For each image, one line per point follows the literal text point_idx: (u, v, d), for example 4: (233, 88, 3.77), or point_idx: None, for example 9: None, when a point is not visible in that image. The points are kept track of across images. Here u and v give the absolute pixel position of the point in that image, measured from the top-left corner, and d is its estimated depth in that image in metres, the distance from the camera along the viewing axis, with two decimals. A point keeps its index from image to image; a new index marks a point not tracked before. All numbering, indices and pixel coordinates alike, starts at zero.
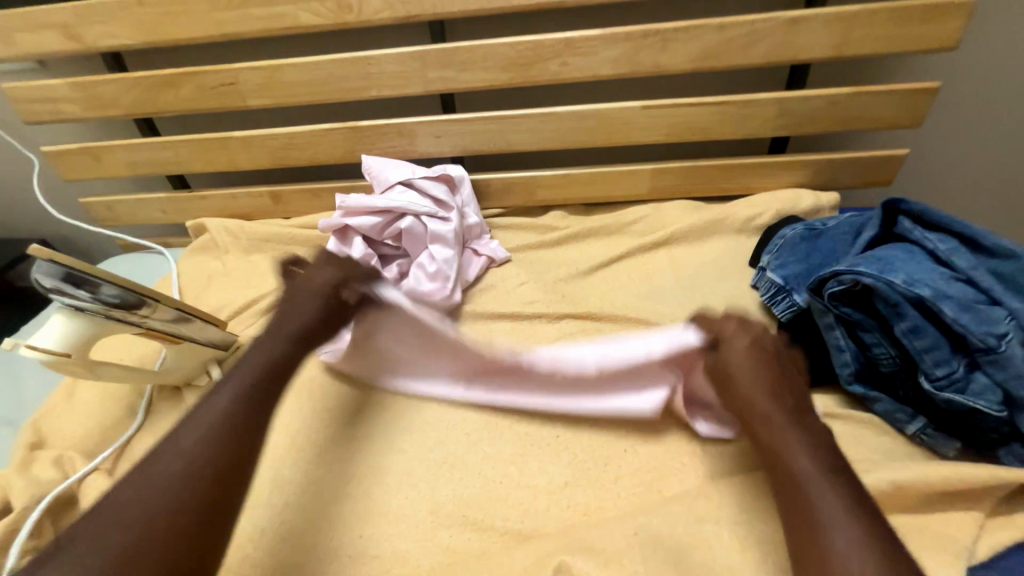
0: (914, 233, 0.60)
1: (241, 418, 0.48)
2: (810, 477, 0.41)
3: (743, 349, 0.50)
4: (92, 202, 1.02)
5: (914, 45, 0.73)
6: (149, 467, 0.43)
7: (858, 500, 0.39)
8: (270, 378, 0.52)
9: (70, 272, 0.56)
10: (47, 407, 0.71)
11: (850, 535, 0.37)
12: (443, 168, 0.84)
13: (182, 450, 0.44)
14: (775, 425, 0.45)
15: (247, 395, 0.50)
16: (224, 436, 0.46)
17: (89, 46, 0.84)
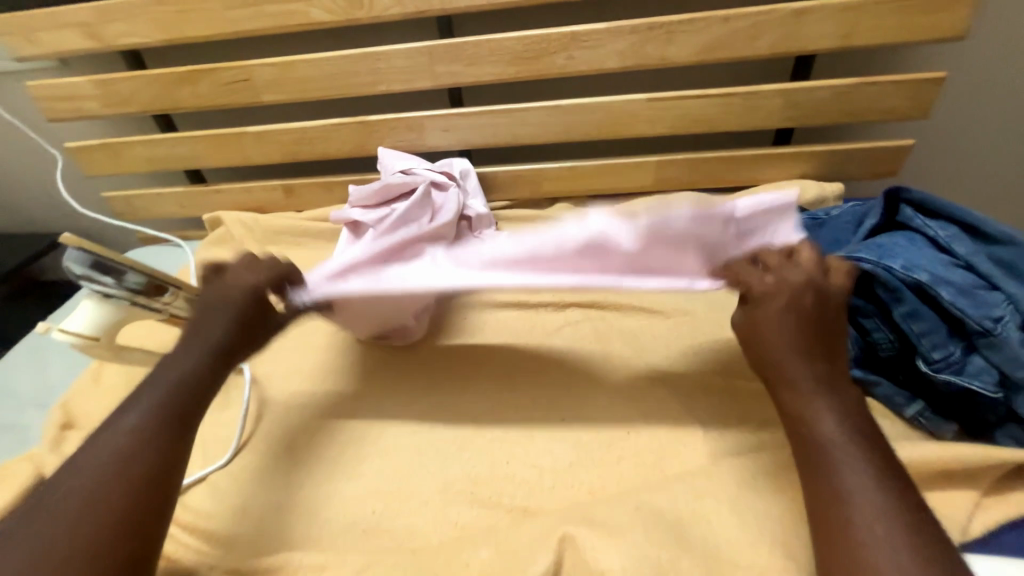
0: (915, 221, 0.60)
1: (151, 439, 0.47)
2: (841, 450, 0.43)
3: (778, 311, 0.49)
4: (112, 197, 1.06)
5: (920, 34, 0.73)
6: (67, 483, 0.44)
7: (883, 469, 0.42)
8: (197, 383, 0.52)
9: (97, 260, 0.59)
10: (74, 391, 0.75)
11: (875, 507, 0.39)
12: (450, 161, 0.86)
13: (106, 453, 0.45)
14: (809, 396, 0.46)
15: (172, 396, 0.50)
16: (145, 441, 0.47)
17: (110, 45, 0.87)
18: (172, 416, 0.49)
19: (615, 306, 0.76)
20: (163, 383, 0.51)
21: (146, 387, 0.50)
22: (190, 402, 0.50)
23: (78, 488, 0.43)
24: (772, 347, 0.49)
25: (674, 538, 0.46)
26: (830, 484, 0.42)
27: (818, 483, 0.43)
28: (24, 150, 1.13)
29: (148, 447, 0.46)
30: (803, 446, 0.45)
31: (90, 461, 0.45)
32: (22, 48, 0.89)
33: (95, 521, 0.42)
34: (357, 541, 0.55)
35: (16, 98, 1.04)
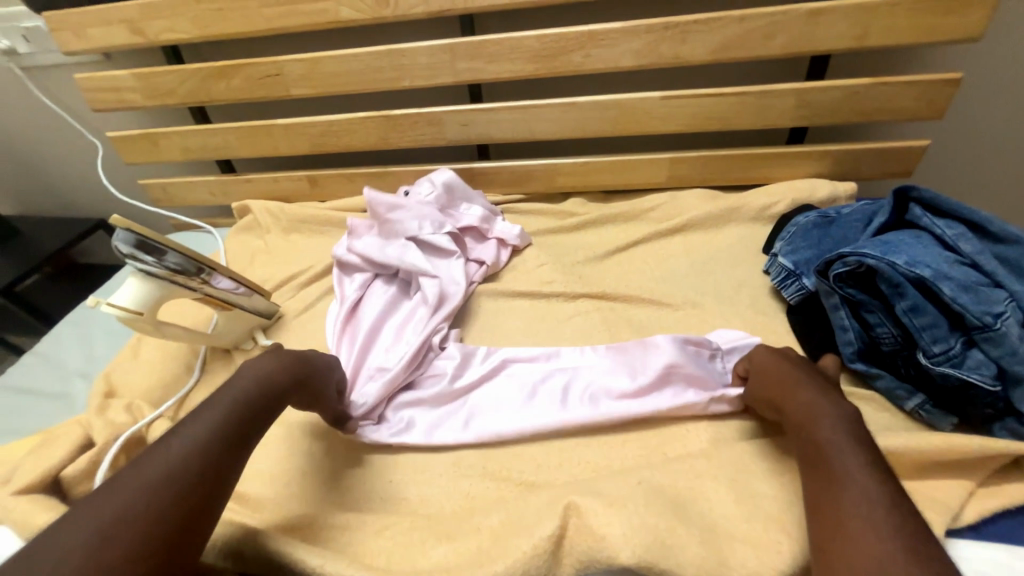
0: (923, 219, 0.61)
1: (243, 419, 0.49)
2: (835, 447, 0.46)
3: (771, 356, 0.57)
4: (149, 184, 1.12)
5: (936, 35, 0.74)
6: (160, 449, 0.44)
7: (874, 464, 0.44)
8: (265, 402, 0.52)
9: (140, 240, 0.64)
10: (116, 363, 0.81)
11: (865, 491, 0.42)
12: (431, 177, 0.90)
13: (172, 450, 0.44)
14: (808, 406, 0.51)
15: (241, 406, 0.50)
16: (212, 447, 0.45)
17: (152, 40, 0.92)
18: (238, 427, 0.48)
19: (624, 298, 0.78)
20: (229, 394, 0.51)
21: (217, 396, 0.50)
22: (255, 418, 0.50)
23: (134, 486, 0.40)
24: (778, 386, 0.55)
25: (673, 511, 0.49)
26: (824, 475, 0.45)
27: (817, 480, 0.46)
28: (68, 138, 1.20)
29: (211, 454, 0.44)
30: (804, 448, 0.48)
31: (152, 457, 0.43)
32: (72, 42, 0.95)
33: (148, 522, 0.39)
34: (376, 507, 0.58)
35: (63, 90, 1.11)
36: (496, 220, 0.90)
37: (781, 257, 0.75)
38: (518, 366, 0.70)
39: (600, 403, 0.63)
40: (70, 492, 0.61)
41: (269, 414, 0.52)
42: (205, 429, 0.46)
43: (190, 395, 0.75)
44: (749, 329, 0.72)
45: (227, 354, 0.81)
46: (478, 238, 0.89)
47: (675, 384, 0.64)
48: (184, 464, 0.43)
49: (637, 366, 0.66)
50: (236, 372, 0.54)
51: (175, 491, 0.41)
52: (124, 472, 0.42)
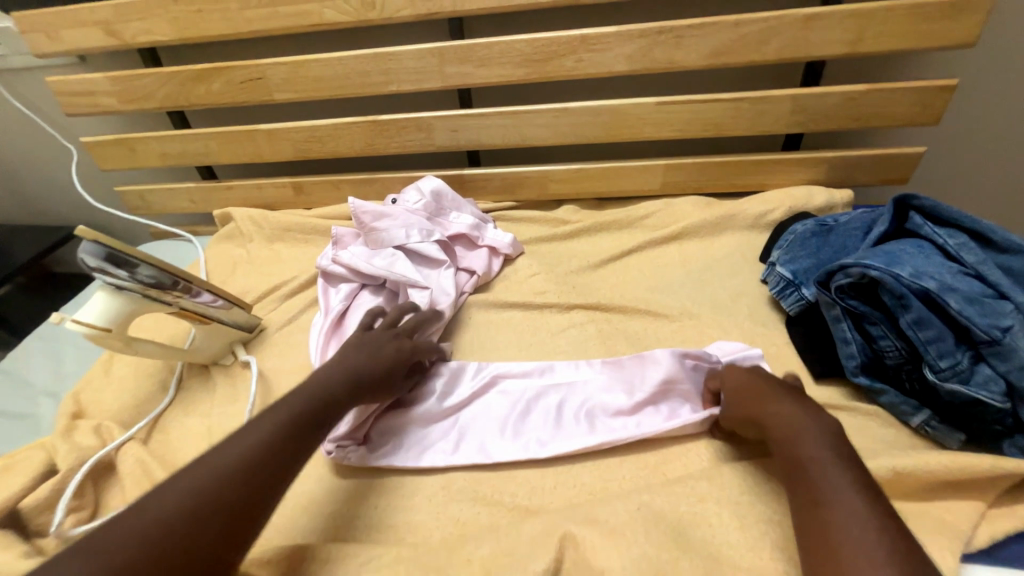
0: (924, 228, 0.60)
1: (300, 427, 0.50)
2: (820, 464, 0.44)
3: (744, 375, 0.56)
4: (126, 191, 1.08)
5: (931, 41, 0.73)
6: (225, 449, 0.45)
7: (862, 480, 0.42)
8: (317, 419, 0.52)
9: (111, 252, 0.60)
10: (86, 381, 0.76)
11: (854, 512, 0.40)
12: (417, 185, 0.87)
13: (218, 465, 0.44)
14: (791, 421, 0.49)
15: (294, 424, 0.50)
16: (259, 471, 0.45)
17: (127, 42, 0.88)
18: (287, 448, 0.48)
19: (620, 308, 0.76)
20: (287, 407, 0.51)
21: (274, 407, 0.51)
22: (306, 436, 0.50)
23: (184, 503, 0.41)
24: (757, 402, 0.53)
25: (674, 539, 0.47)
26: (812, 495, 0.43)
27: (802, 499, 0.43)
28: (42, 144, 1.15)
29: (256, 478, 0.44)
30: (787, 466, 0.46)
31: (203, 470, 0.43)
32: (44, 44, 0.91)
33: (189, 547, 0.39)
34: (360, 535, 0.55)
35: (36, 93, 1.06)
36: (485, 227, 0.87)
37: (779, 266, 0.73)
38: (507, 385, 0.67)
39: (596, 420, 0.62)
40: (31, 524, 0.57)
41: (322, 430, 0.52)
42: (256, 448, 0.46)
43: (165, 415, 0.72)
44: (747, 340, 0.70)
45: (204, 370, 0.77)
46: (467, 245, 0.86)
47: (672, 399, 0.62)
48: (232, 485, 0.43)
49: (632, 382, 0.65)
50: (304, 382, 0.55)
51: (217, 517, 0.41)
52: (174, 481, 0.42)
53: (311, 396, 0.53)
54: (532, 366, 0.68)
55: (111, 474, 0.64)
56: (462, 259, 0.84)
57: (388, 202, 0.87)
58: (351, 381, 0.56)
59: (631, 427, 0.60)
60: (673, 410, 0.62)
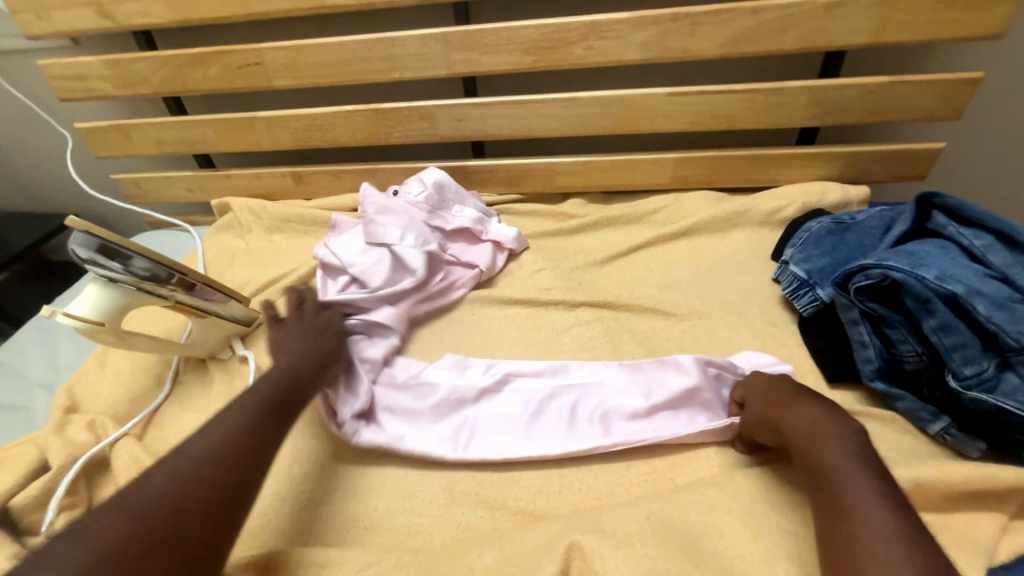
0: (948, 228, 0.58)
1: (271, 407, 0.51)
2: (845, 473, 0.42)
3: (763, 386, 0.55)
4: (121, 179, 1.05)
5: (959, 31, 0.69)
6: (196, 439, 0.46)
7: (889, 492, 0.40)
8: (291, 400, 0.54)
9: (103, 244, 0.58)
10: (80, 374, 0.75)
11: (882, 525, 0.38)
12: (419, 177, 0.84)
13: (193, 454, 0.44)
14: (814, 427, 0.47)
15: (269, 406, 0.51)
16: (241, 448, 0.46)
17: (120, 24, 0.85)
18: (265, 427, 0.49)
19: (627, 306, 0.74)
20: (258, 392, 0.53)
21: (243, 395, 0.52)
22: (283, 416, 0.52)
23: (166, 486, 0.41)
24: (779, 407, 0.51)
25: (685, 550, 0.45)
26: (835, 505, 0.41)
27: (825, 509, 0.41)
28: (36, 129, 1.12)
29: (239, 455, 0.45)
30: (810, 474, 0.45)
31: (178, 461, 0.43)
32: (35, 25, 0.88)
33: (183, 523, 0.39)
34: (359, 538, 0.54)
35: (28, 77, 1.03)
36: (491, 220, 0.85)
37: (793, 265, 0.71)
38: (515, 380, 0.66)
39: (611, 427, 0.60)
40: (24, 523, 0.56)
41: (296, 410, 0.54)
42: (234, 430, 0.47)
43: (161, 411, 0.70)
44: (758, 342, 0.68)
45: (201, 365, 0.76)
46: (471, 239, 0.84)
47: (691, 408, 0.60)
48: (211, 466, 0.43)
49: (651, 388, 0.62)
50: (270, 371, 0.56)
51: (207, 493, 0.42)
52: (150, 472, 0.42)
53: (280, 380, 0.55)
54: (546, 364, 0.67)
55: (105, 471, 0.62)
56: (464, 254, 0.82)
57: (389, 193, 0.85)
58: (311, 362, 0.59)
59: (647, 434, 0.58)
60: (690, 418, 0.59)
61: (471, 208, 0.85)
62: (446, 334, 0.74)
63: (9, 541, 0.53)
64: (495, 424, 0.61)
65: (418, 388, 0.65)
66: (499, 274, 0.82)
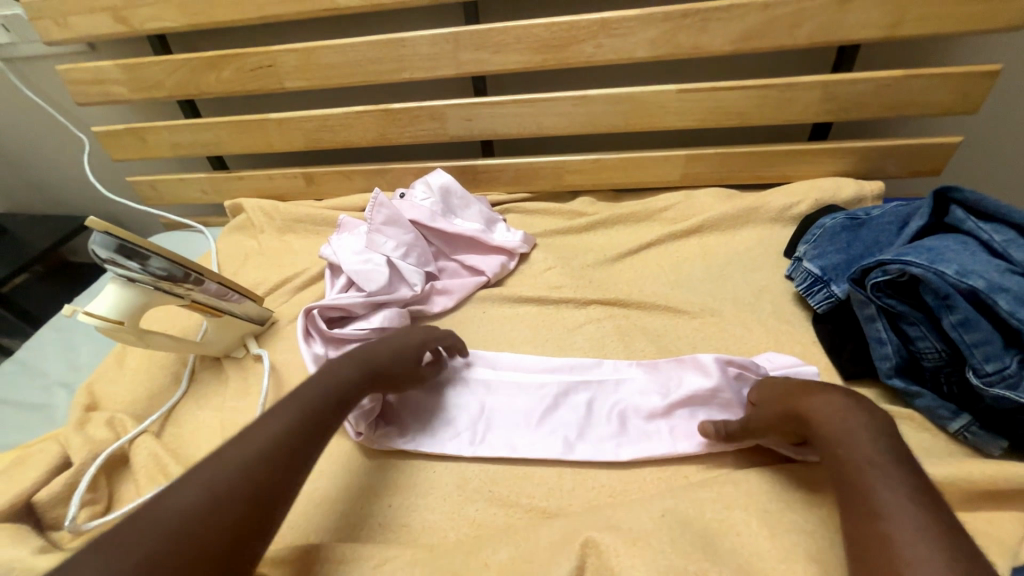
0: (967, 223, 0.57)
1: (317, 414, 0.48)
2: (878, 470, 0.41)
3: (777, 386, 0.55)
4: (137, 182, 1.07)
5: (976, 24, 0.68)
6: (238, 444, 0.42)
7: (921, 491, 0.39)
8: (336, 405, 0.51)
9: (122, 243, 0.60)
10: (100, 373, 0.76)
11: (914, 525, 0.37)
12: (425, 181, 0.85)
13: (236, 460, 0.41)
14: (843, 423, 0.46)
15: (314, 411, 0.48)
16: (281, 457, 0.43)
17: (136, 29, 0.87)
18: (311, 437, 0.47)
19: (638, 304, 0.74)
20: (304, 395, 0.49)
21: (289, 395, 0.49)
22: (328, 422, 0.49)
23: (203, 492, 0.38)
24: (798, 402, 0.50)
25: (701, 548, 0.45)
26: (865, 503, 0.40)
27: (855, 507, 0.41)
28: (53, 133, 1.15)
29: (277, 466, 0.42)
30: (838, 471, 0.44)
31: (219, 468, 0.40)
32: (53, 31, 0.90)
33: (217, 535, 0.37)
34: (374, 535, 0.54)
35: (46, 82, 1.06)
36: (497, 226, 0.85)
37: (806, 261, 0.70)
38: (534, 373, 0.67)
39: (627, 426, 0.60)
40: (47, 517, 0.57)
41: (341, 416, 0.51)
42: (278, 434, 0.44)
43: (178, 408, 0.71)
44: (772, 339, 0.68)
45: (217, 363, 0.77)
46: (474, 246, 0.83)
47: (710, 409, 0.61)
48: (255, 477, 0.41)
49: (670, 387, 0.63)
50: (317, 371, 0.53)
51: (243, 503, 0.39)
52: (186, 480, 0.39)
53: (328, 385, 0.52)
54: (563, 361, 0.67)
55: (125, 468, 0.64)
56: (472, 262, 0.82)
57: (397, 195, 0.85)
58: (368, 373, 0.55)
59: (665, 436, 0.59)
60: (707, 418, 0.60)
61: (475, 214, 0.85)
62: (457, 332, 0.74)
63: (35, 535, 0.54)
64: (512, 415, 0.63)
65: (443, 385, 0.66)
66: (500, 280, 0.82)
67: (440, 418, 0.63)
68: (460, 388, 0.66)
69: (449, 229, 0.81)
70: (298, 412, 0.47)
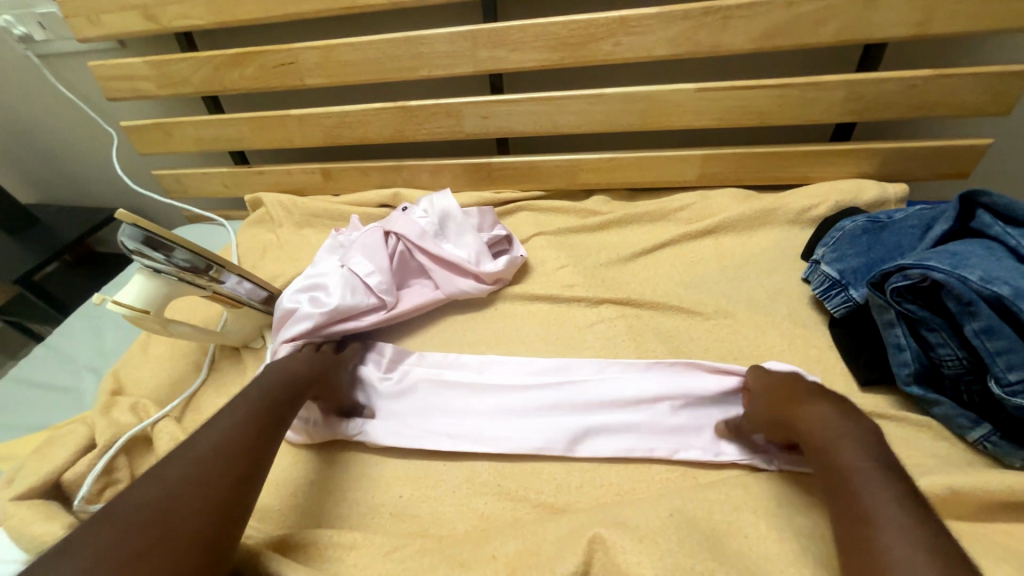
0: (994, 228, 0.55)
1: (267, 412, 0.54)
2: (862, 476, 0.42)
3: (769, 384, 0.56)
4: (162, 176, 1.10)
5: (1013, 22, 0.66)
6: (195, 444, 0.47)
7: (906, 492, 0.40)
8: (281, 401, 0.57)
9: (148, 236, 0.62)
10: (126, 359, 0.79)
11: (902, 521, 0.37)
12: (431, 200, 0.82)
13: (198, 454, 0.46)
14: (831, 429, 0.47)
15: (262, 412, 0.54)
16: (238, 448, 0.48)
17: (165, 27, 0.89)
18: (264, 431, 0.52)
19: (651, 305, 0.73)
20: (255, 397, 0.55)
21: (236, 404, 0.54)
22: (278, 416, 0.55)
23: (159, 489, 0.42)
24: (787, 409, 0.51)
25: (709, 549, 0.46)
26: (850, 508, 0.40)
27: (844, 510, 0.41)
28: (85, 127, 1.19)
29: (239, 455, 0.48)
30: (827, 479, 0.44)
31: (181, 462, 0.45)
32: (87, 29, 0.93)
33: (186, 518, 0.40)
34: (385, 524, 0.56)
35: (79, 78, 1.09)
36: (490, 255, 0.80)
37: (825, 265, 0.69)
38: (521, 376, 0.67)
39: (642, 419, 0.60)
40: (75, 495, 0.60)
41: (289, 413, 0.57)
42: (227, 432, 0.49)
43: (199, 395, 0.74)
44: (787, 342, 0.67)
45: (236, 352, 0.79)
46: (455, 273, 0.78)
47: (718, 406, 0.61)
48: (218, 463, 0.46)
49: (679, 380, 0.62)
50: (259, 382, 0.58)
51: (205, 491, 0.43)
52: (145, 480, 0.42)
53: (264, 387, 0.57)
54: (569, 363, 0.67)
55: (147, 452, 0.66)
56: (444, 287, 0.77)
57: (399, 209, 0.84)
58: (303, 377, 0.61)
59: (680, 429, 0.59)
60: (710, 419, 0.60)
61: (469, 243, 0.79)
62: (468, 328, 0.75)
63: (65, 512, 0.57)
64: (517, 415, 0.63)
65: (430, 388, 0.67)
66: (493, 294, 0.79)
67: (430, 422, 0.63)
68: (451, 389, 0.67)
69: (434, 251, 0.76)
70: (249, 412, 0.53)
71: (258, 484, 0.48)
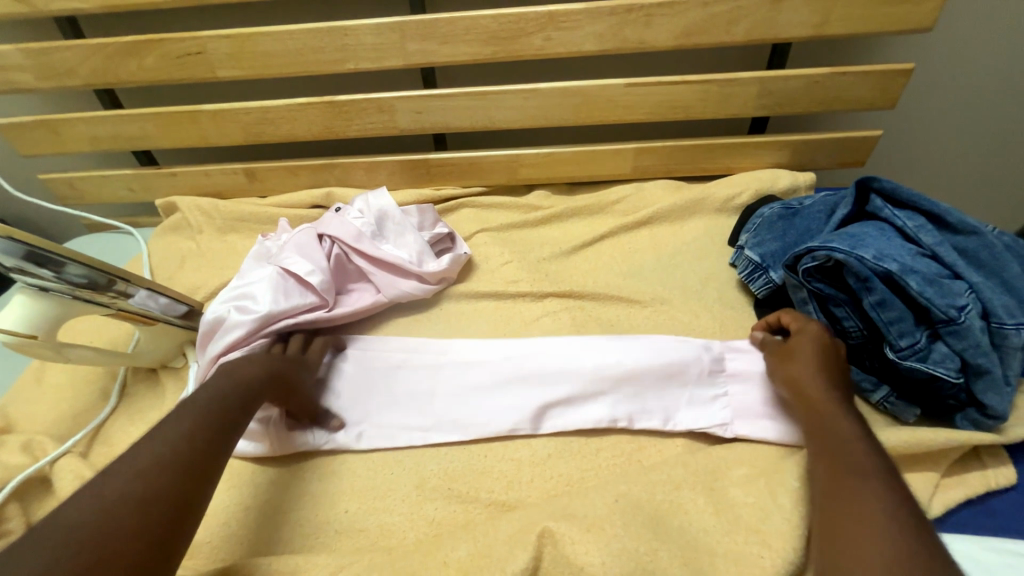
0: (885, 210, 0.62)
1: (217, 417, 0.51)
2: (847, 450, 0.46)
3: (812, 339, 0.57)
4: (51, 180, 0.97)
5: (893, 25, 0.73)
6: (133, 454, 0.45)
7: (887, 469, 0.44)
8: (235, 410, 0.53)
9: (31, 250, 0.54)
10: (14, 392, 0.69)
11: (873, 493, 0.42)
12: (366, 199, 0.78)
13: (137, 467, 0.44)
14: (834, 409, 0.50)
15: (208, 417, 0.51)
16: (182, 457, 0.46)
17: (41, 10, 0.78)
18: (214, 438, 0.50)
19: (594, 296, 0.75)
20: (202, 402, 0.52)
21: (182, 408, 0.51)
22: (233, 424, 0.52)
23: (92, 507, 0.40)
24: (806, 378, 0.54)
25: (651, 530, 0.47)
26: (836, 473, 0.45)
27: (827, 475, 0.45)
28: None
29: (185, 467, 0.46)
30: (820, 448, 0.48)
31: (118, 476, 0.43)
32: None
33: (121, 537, 0.39)
34: (332, 542, 0.53)
35: None
36: (433, 253, 0.78)
37: (747, 249, 0.74)
38: (470, 376, 0.66)
39: (599, 397, 0.62)
40: None
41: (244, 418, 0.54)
42: (174, 442, 0.47)
43: (108, 425, 0.66)
44: (718, 325, 0.71)
45: (152, 374, 0.72)
46: (395, 274, 0.75)
47: (662, 380, 0.62)
48: (160, 477, 0.44)
49: (626, 357, 0.64)
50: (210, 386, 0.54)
51: (142, 508, 0.41)
52: (78, 495, 0.41)
53: (218, 393, 0.54)
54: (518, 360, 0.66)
55: (45, 496, 0.58)
56: (385, 288, 0.74)
57: (332, 210, 0.79)
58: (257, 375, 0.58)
59: (650, 401, 0.61)
60: (650, 393, 0.62)
61: (410, 242, 0.76)
62: (413, 328, 0.73)
63: None
64: (467, 417, 0.62)
65: (381, 391, 0.65)
66: (438, 293, 0.77)
67: (389, 425, 0.62)
68: (406, 381, 0.66)
69: (371, 252, 0.73)
70: (198, 417, 0.50)
71: (204, 495, 0.46)
